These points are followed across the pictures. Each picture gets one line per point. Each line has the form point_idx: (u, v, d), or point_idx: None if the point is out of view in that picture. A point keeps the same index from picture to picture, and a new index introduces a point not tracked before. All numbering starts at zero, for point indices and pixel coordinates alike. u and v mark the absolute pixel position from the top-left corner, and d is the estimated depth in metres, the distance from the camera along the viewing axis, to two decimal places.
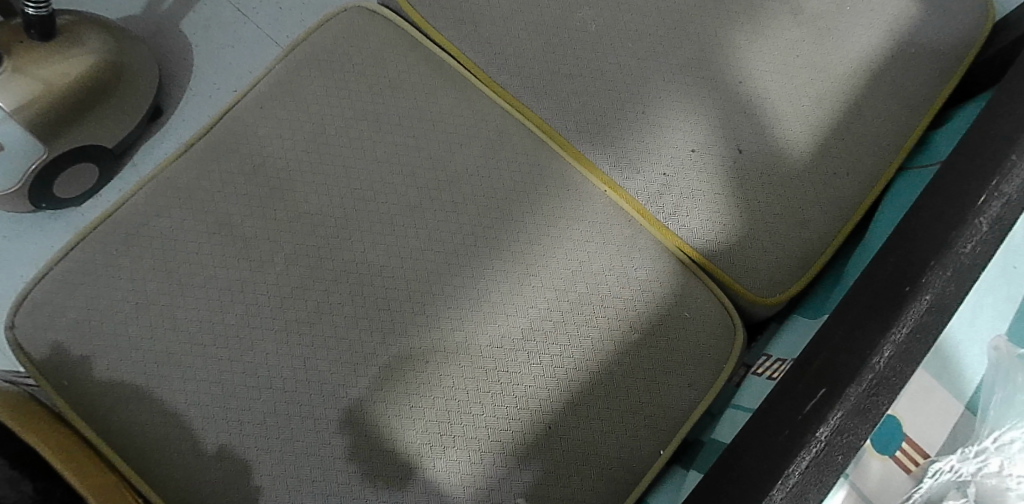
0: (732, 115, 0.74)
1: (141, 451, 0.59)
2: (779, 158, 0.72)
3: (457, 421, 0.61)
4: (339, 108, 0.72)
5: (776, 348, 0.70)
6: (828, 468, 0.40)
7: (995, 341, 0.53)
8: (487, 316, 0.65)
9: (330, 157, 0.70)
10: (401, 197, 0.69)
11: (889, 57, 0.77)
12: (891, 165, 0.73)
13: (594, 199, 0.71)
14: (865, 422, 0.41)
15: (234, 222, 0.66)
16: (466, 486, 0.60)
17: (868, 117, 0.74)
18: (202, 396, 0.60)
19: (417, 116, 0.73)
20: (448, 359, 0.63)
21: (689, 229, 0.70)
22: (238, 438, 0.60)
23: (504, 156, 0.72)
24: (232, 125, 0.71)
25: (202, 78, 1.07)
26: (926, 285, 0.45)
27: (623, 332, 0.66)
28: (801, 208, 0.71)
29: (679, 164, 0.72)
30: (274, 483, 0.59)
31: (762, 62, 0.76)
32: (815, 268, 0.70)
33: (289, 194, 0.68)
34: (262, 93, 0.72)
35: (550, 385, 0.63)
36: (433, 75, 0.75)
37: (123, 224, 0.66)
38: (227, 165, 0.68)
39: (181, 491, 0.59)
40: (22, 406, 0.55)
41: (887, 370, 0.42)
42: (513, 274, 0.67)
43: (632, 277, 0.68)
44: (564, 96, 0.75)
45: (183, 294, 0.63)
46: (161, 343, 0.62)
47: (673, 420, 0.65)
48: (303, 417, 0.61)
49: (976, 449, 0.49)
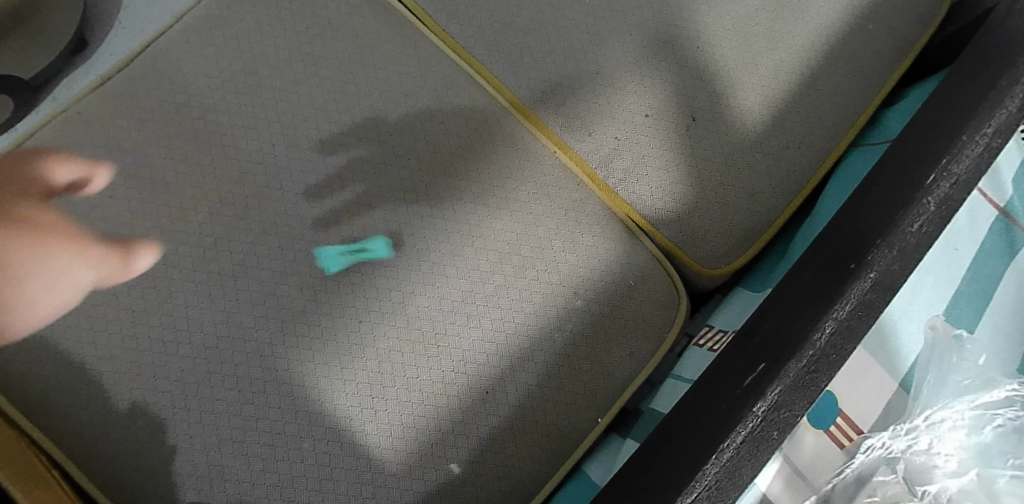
0: (688, 78, 0.71)
1: (42, 406, 0.55)
2: (735, 126, 0.70)
3: (390, 384, 0.59)
4: (273, 49, 0.67)
5: (718, 320, 0.69)
6: (763, 443, 0.40)
7: (932, 320, 0.61)
8: (426, 276, 0.62)
9: (262, 100, 0.65)
10: (339, 147, 0.65)
11: (853, 23, 0.74)
12: (844, 137, 0.71)
13: (542, 159, 0.68)
14: (803, 399, 0.41)
15: (154, 164, 0.62)
16: (397, 450, 0.58)
17: (825, 85, 0.72)
18: (114, 349, 0.57)
19: (358, 61, 0.68)
20: (383, 319, 0.60)
21: (641, 195, 0.68)
22: (152, 396, 0.56)
23: (449, 108, 0.68)
24: (152, 60, 0.65)
25: (132, 8, 0.98)
26: (871, 262, 0.44)
27: (566, 298, 0.64)
28: (753, 178, 0.69)
29: (630, 126, 0.69)
30: (191, 444, 0.56)
31: (722, 24, 0.73)
32: (763, 239, 0.68)
33: (216, 139, 0.63)
34: (187, 28, 0.67)
35: (488, 350, 0.61)
36: (377, 18, 0.70)
37: (31, 162, 0.61)
38: (147, 102, 0.64)
39: (88, 447, 0.55)
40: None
41: (828, 347, 0.42)
42: (454, 234, 0.64)
43: (578, 242, 0.66)
44: (515, 49, 0.71)
45: (94, 242, 0.59)
46: (68, 292, 0.57)
47: (613, 388, 0.63)
48: (224, 375, 0.57)
49: (908, 427, 0.57)
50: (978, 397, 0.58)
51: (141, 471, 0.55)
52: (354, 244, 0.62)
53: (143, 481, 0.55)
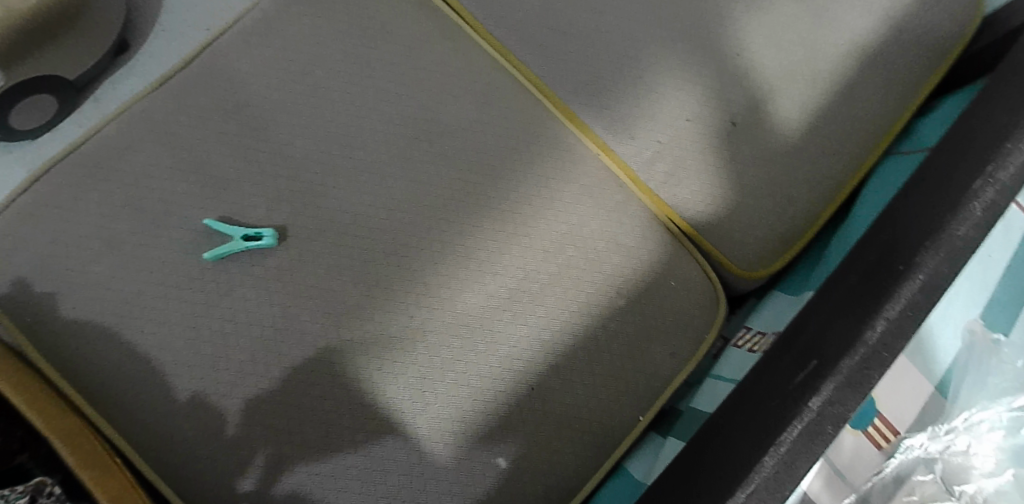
0: (729, 84, 0.72)
1: (108, 394, 0.57)
2: (774, 132, 0.71)
3: (439, 378, 0.60)
4: (326, 50, 0.69)
5: (755, 321, 0.70)
6: (818, 437, 0.42)
7: (971, 325, 0.61)
8: (474, 274, 0.64)
9: (317, 100, 0.67)
10: (390, 147, 0.67)
11: (889, 32, 0.75)
12: (878, 145, 0.73)
13: (586, 161, 0.70)
14: (856, 395, 0.43)
15: (213, 161, 0.64)
16: (446, 443, 0.59)
17: (862, 93, 0.73)
18: (175, 340, 0.59)
19: (408, 63, 0.70)
20: (432, 314, 0.62)
21: (681, 198, 0.69)
22: (212, 386, 0.58)
23: (495, 110, 0.70)
24: (211, 61, 0.68)
25: (172, 12, 1.00)
26: (919, 265, 0.46)
27: (610, 298, 0.65)
28: (792, 184, 0.71)
29: (672, 131, 0.70)
30: (249, 433, 0.57)
31: (762, 32, 0.74)
32: (800, 243, 0.70)
33: (272, 137, 0.65)
34: (246, 30, 0.69)
35: (534, 347, 0.63)
36: (427, 23, 0.73)
37: (95, 157, 0.63)
38: (207, 101, 0.66)
39: (150, 436, 0.57)
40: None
41: (880, 345, 0.44)
42: (499, 233, 0.65)
43: (621, 243, 0.67)
44: (561, 53, 0.73)
45: (156, 235, 0.61)
46: (132, 284, 0.59)
47: (654, 387, 0.65)
48: (282, 367, 0.59)
49: (946, 428, 0.58)
50: (1016, 399, 0.59)
51: (201, 459, 0.57)
52: (246, 230, 0.61)
53: (201, 469, 0.56)
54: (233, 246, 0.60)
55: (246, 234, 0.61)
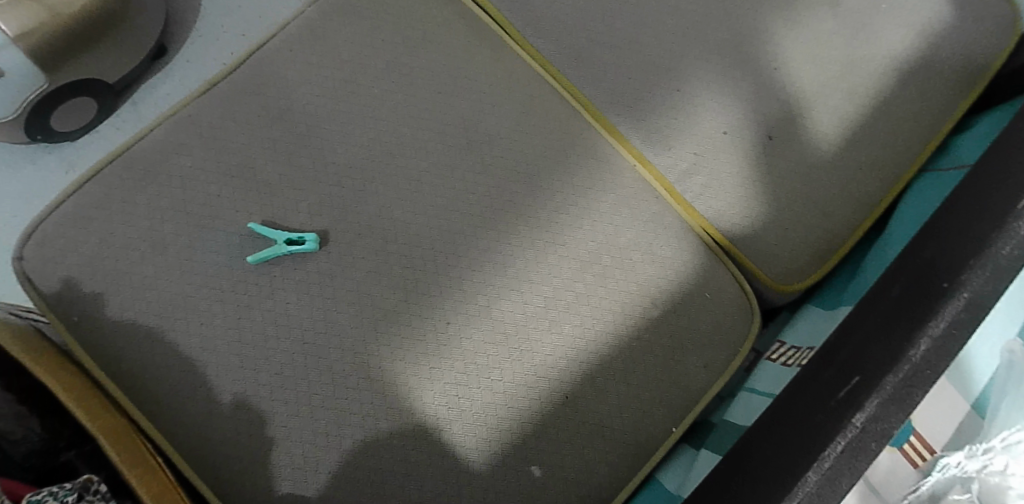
0: (767, 98, 0.72)
1: (152, 394, 0.58)
2: (811, 146, 0.71)
3: (475, 385, 0.61)
4: (369, 59, 0.70)
5: (789, 335, 0.70)
6: (861, 453, 0.42)
7: (1010, 344, 0.60)
8: (511, 281, 0.64)
9: (359, 107, 0.68)
10: (430, 155, 0.67)
11: (927, 48, 0.75)
12: (915, 161, 0.73)
13: (623, 172, 0.70)
14: (900, 412, 0.43)
15: (257, 166, 0.65)
16: (481, 450, 0.60)
17: (899, 108, 0.73)
18: (218, 342, 0.60)
19: (449, 72, 0.71)
20: (469, 320, 0.63)
21: (717, 211, 0.70)
22: (253, 388, 0.59)
23: (533, 120, 0.71)
24: (257, 67, 0.69)
25: (210, 18, 1.02)
26: (964, 283, 0.46)
27: (645, 308, 0.66)
28: (828, 199, 0.71)
29: (708, 143, 0.71)
30: (288, 436, 0.58)
31: (800, 46, 0.74)
32: (835, 258, 0.70)
33: (315, 143, 0.66)
34: (291, 37, 0.70)
35: (569, 356, 0.63)
36: (468, 32, 0.74)
37: (143, 161, 0.64)
38: (252, 107, 0.67)
39: (192, 436, 0.58)
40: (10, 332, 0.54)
41: (924, 363, 0.44)
42: (536, 242, 0.66)
43: (657, 254, 0.68)
44: (599, 65, 0.74)
45: (200, 238, 0.62)
46: (177, 286, 0.61)
47: (688, 399, 0.65)
48: (321, 371, 0.60)
49: (984, 447, 0.56)
50: None
51: (241, 461, 0.57)
52: (289, 234, 0.62)
53: (240, 469, 0.57)
54: (275, 251, 0.61)
55: (286, 239, 0.62)
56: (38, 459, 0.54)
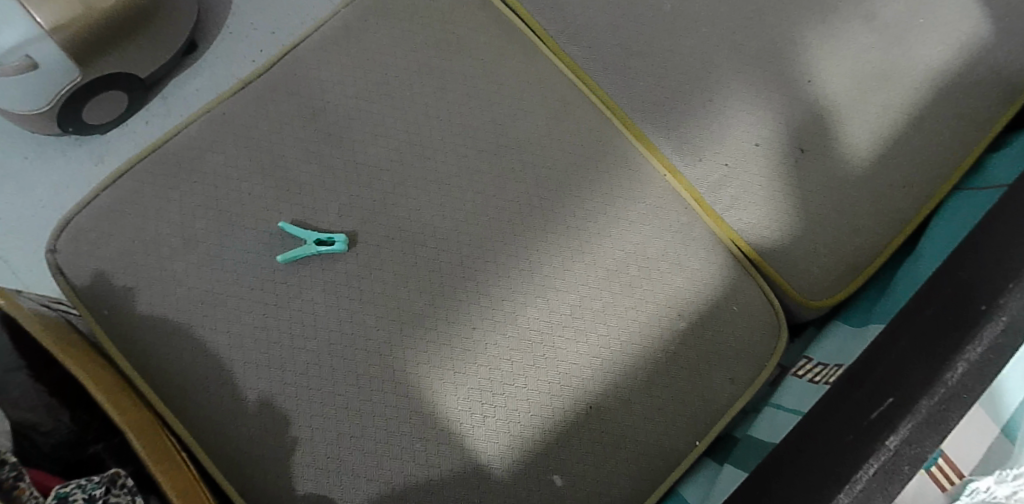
0: (800, 110, 0.72)
1: (179, 389, 0.59)
2: (844, 160, 0.71)
3: (499, 391, 0.61)
4: (402, 61, 0.70)
5: (816, 351, 0.69)
6: (895, 477, 0.41)
7: None
8: (537, 288, 0.64)
9: (391, 109, 0.68)
10: (460, 159, 0.67)
11: (965, 64, 0.74)
12: (950, 178, 0.72)
13: (653, 182, 0.70)
14: (934, 435, 0.42)
15: (289, 166, 0.65)
16: (503, 457, 0.59)
17: (934, 125, 0.72)
18: (245, 339, 0.60)
19: (481, 76, 0.71)
20: (495, 326, 0.62)
21: (746, 224, 0.69)
22: (278, 387, 0.59)
23: (564, 127, 0.71)
24: (291, 67, 0.69)
25: (242, 15, 1.03)
26: (1003, 306, 0.45)
27: (671, 320, 0.65)
28: (859, 214, 0.70)
29: (740, 155, 0.70)
30: (312, 436, 0.58)
31: (836, 58, 0.74)
32: (866, 274, 0.69)
33: (346, 144, 0.66)
34: (325, 38, 0.71)
35: (593, 365, 0.63)
36: (501, 37, 0.74)
37: (176, 157, 0.65)
38: (285, 106, 0.67)
39: (217, 433, 0.58)
40: (46, 324, 0.55)
41: (960, 387, 0.43)
42: (564, 249, 0.66)
43: (685, 265, 0.67)
44: (632, 73, 0.73)
45: (231, 235, 0.63)
46: (206, 283, 0.61)
47: (712, 412, 0.64)
48: (347, 372, 0.60)
49: (1015, 473, 0.51)
50: None
51: (264, 459, 0.58)
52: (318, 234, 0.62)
53: (264, 468, 0.58)
54: (303, 251, 0.61)
55: (315, 239, 0.62)
56: (67, 452, 0.54)
